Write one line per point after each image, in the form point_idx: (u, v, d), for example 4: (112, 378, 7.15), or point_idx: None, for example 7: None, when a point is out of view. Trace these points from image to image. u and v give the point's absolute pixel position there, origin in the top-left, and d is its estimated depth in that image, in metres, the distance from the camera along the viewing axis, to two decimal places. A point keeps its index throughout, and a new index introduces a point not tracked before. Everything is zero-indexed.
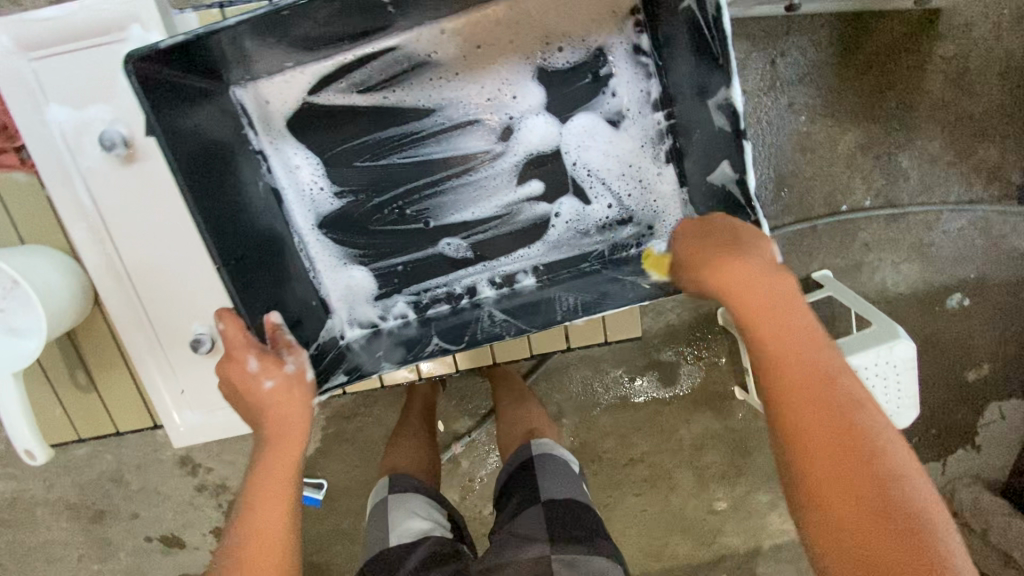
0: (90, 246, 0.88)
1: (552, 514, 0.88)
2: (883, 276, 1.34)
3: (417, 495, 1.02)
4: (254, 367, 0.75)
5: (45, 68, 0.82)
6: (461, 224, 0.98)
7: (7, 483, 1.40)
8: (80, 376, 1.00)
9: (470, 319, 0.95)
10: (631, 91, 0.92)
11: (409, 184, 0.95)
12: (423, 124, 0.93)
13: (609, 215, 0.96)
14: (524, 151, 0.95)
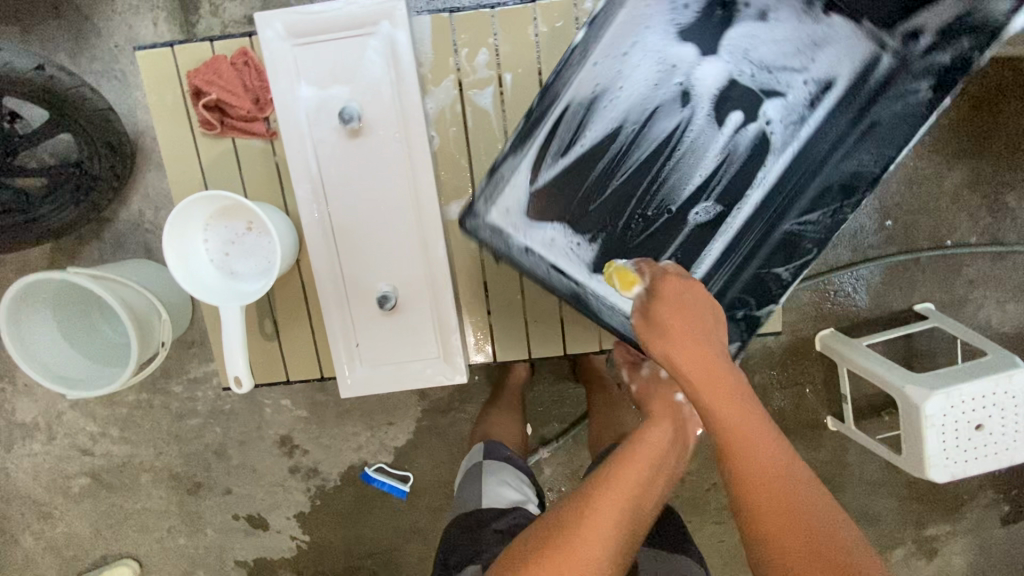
0: (306, 208, 0.80)
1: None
2: (987, 314, 1.33)
3: (508, 466, 0.94)
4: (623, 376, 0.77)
5: (306, 52, 0.77)
6: (703, 204, 0.92)
7: (121, 447, 1.47)
8: (267, 325, 0.87)
9: (775, 243, 0.91)
10: (738, 50, 0.87)
11: (625, 174, 0.91)
12: (607, 124, 0.89)
13: (811, 91, 0.88)
14: (694, 112, 0.89)
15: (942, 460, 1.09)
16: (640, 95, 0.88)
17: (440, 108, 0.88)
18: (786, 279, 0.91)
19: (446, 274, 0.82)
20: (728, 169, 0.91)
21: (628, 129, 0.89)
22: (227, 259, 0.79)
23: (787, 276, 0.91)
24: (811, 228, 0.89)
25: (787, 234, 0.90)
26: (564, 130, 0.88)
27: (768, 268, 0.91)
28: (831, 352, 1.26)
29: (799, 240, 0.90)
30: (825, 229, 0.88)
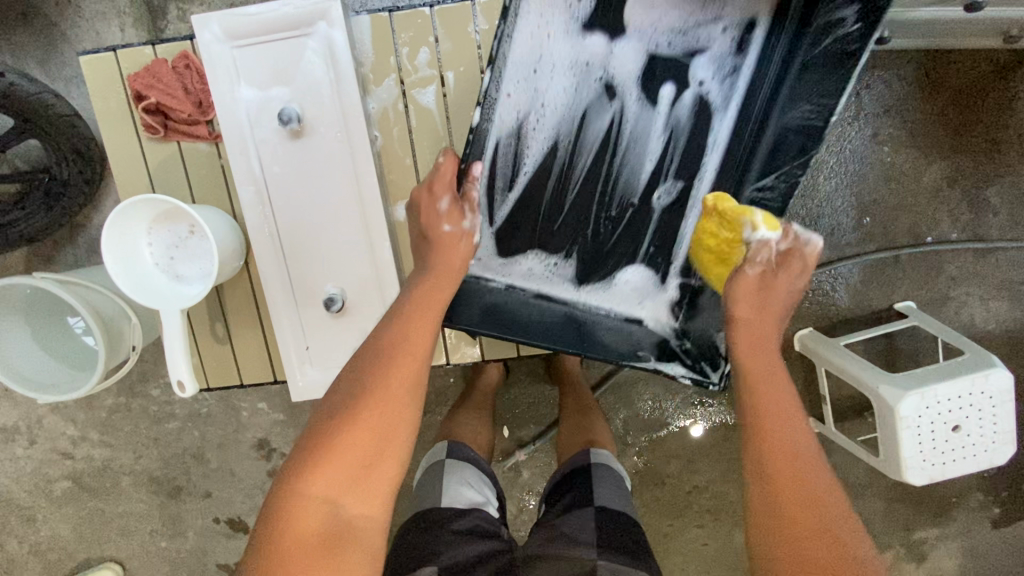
0: (253, 209, 0.80)
1: (606, 522, 0.77)
2: (971, 312, 1.30)
3: (471, 466, 0.92)
4: (444, 206, 0.80)
5: (246, 56, 0.77)
6: (666, 191, 0.93)
7: (101, 451, 1.48)
8: (218, 328, 0.88)
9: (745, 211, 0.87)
10: (637, 46, 0.88)
11: (577, 170, 0.93)
12: (552, 134, 0.91)
13: (732, 38, 0.87)
14: (620, 103, 0.90)
15: (918, 463, 1.07)
16: (569, 100, 0.90)
17: (383, 107, 0.85)
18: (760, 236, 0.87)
19: (394, 276, 0.82)
20: (676, 156, 0.92)
21: (566, 132, 0.91)
22: (173, 262, 0.81)
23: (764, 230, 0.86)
24: (771, 187, 0.86)
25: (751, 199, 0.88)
26: (510, 151, 0.90)
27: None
28: (810, 352, 1.23)
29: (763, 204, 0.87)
30: (784, 195, 0.86)
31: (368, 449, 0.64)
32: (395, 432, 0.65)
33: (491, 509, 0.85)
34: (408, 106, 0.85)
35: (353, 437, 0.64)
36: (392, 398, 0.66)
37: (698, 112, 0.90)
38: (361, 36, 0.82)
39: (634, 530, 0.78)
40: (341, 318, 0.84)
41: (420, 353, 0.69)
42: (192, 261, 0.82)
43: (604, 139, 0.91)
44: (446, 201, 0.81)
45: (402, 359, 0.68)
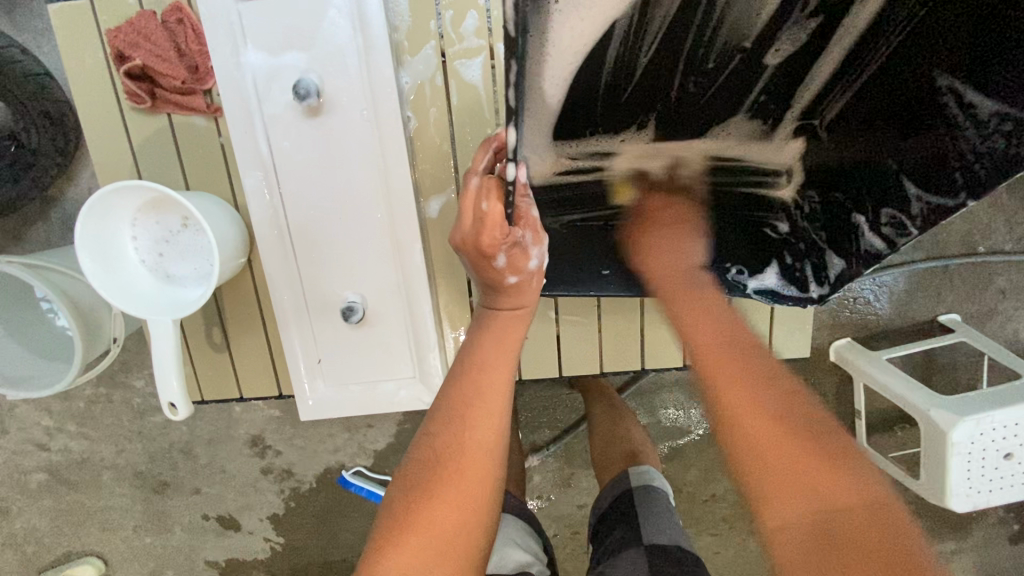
0: (257, 198, 0.69)
1: (662, 559, 0.66)
2: (1016, 328, 1.22)
3: (509, 517, 0.83)
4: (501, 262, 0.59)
5: (255, 12, 0.63)
6: (811, 82, 0.69)
7: (80, 443, 1.36)
8: (215, 333, 0.79)
9: (877, 164, 0.69)
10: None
11: (671, 46, 0.64)
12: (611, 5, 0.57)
13: None
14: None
15: (964, 491, 1.01)
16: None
17: (418, 83, 0.70)
18: (912, 212, 0.67)
19: (422, 282, 0.73)
20: (858, 29, 0.62)
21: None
22: (162, 259, 0.73)
23: (916, 211, 0.67)
24: (991, 122, 0.57)
25: (941, 125, 0.61)
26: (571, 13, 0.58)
27: (899, 172, 0.67)
28: (847, 364, 1.16)
29: (970, 156, 0.60)
30: (994, 155, 0.58)
31: (459, 523, 0.52)
32: (475, 466, 0.53)
33: (539, 569, 0.76)
34: (448, 81, 0.71)
35: (438, 512, 0.51)
36: (475, 472, 0.53)
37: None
38: None
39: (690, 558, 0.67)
40: (359, 328, 0.74)
41: (500, 401, 0.56)
42: (184, 259, 0.73)
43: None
44: (502, 255, 0.58)
45: (480, 416, 0.55)
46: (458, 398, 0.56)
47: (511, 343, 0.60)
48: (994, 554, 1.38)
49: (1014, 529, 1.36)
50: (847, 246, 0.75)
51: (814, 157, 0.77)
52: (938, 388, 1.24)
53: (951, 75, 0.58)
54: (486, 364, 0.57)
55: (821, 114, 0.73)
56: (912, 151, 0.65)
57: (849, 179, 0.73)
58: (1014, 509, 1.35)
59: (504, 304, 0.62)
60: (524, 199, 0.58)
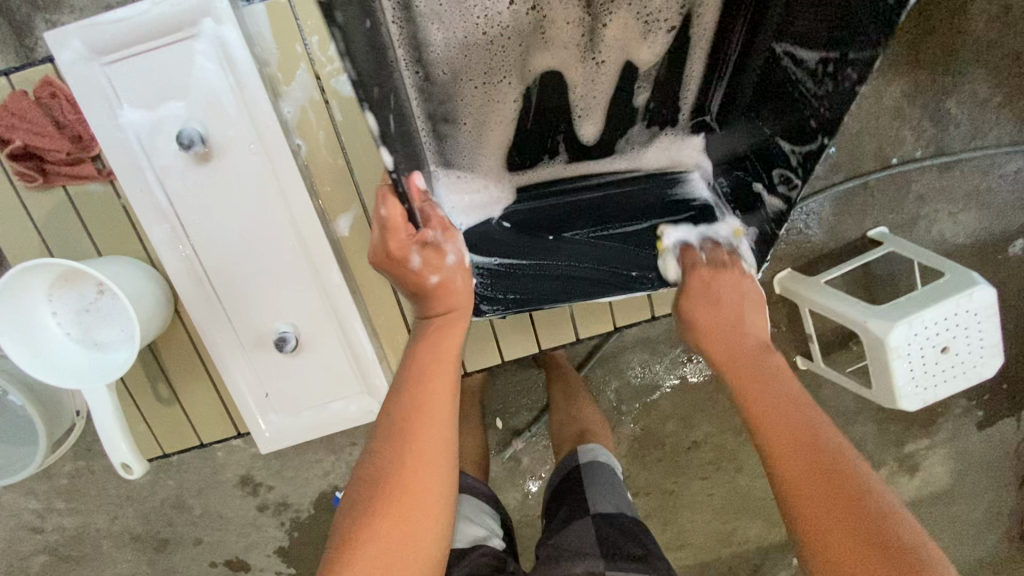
0: (168, 252, 0.71)
1: (608, 529, 0.72)
2: (941, 229, 1.27)
3: (470, 497, 0.87)
4: (418, 261, 0.66)
5: (124, 73, 0.65)
6: (687, 91, 0.74)
7: (72, 519, 1.34)
8: (161, 388, 0.81)
9: (757, 134, 0.72)
10: (630, 17, 0.64)
11: (553, 112, 0.72)
12: (496, 96, 0.68)
13: (672, 27, 0.66)
14: (584, 33, 0.65)
15: (912, 389, 1.07)
16: (500, 39, 0.63)
17: (300, 109, 0.73)
18: (793, 165, 0.67)
19: (349, 302, 0.76)
20: (703, 48, 0.69)
21: (513, 72, 0.66)
22: (86, 328, 0.75)
23: (796, 164, 0.67)
24: (821, 69, 0.60)
25: (794, 89, 0.64)
26: (475, 110, 0.69)
27: (773, 134, 0.69)
28: (790, 294, 1.20)
29: (817, 101, 0.62)
30: (833, 95, 0.59)
31: (409, 533, 0.54)
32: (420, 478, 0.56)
33: (495, 541, 0.80)
34: (328, 100, 0.73)
35: (381, 526, 0.53)
36: (420, 487, 0.55)
37: (699, 11, 0.65)
38: (258, 29, 0.69)
39: (637, 529, 0.74)
40: (297, 355, 0.77)
41: (444, 414, 0.59)
42: (107, 324, 0.75)
43: (557, 78, 0.68)
44: (416, 254, 0.66)
45: (424, 435, 0.57)
46: (405, 412, 0.59)
47: (450, 356, 0.64)
48: (964, 443, 1.43)
49: (977, 416, 1.41)
50: (761, 219, 0.75)
51: (713, 150, 0.80)
52: (880, 300, 1.29)
53: (784, 41, 0.64)
54: (428, 380, 0.61)
55: (708, 108, 0.76)
56: (780, 111, 0.67)
57: (737, 151, 0.77)
58: (975, 397, 1.39)
59: (436, 307, 0.68)
60: (427, 204, 0.66)
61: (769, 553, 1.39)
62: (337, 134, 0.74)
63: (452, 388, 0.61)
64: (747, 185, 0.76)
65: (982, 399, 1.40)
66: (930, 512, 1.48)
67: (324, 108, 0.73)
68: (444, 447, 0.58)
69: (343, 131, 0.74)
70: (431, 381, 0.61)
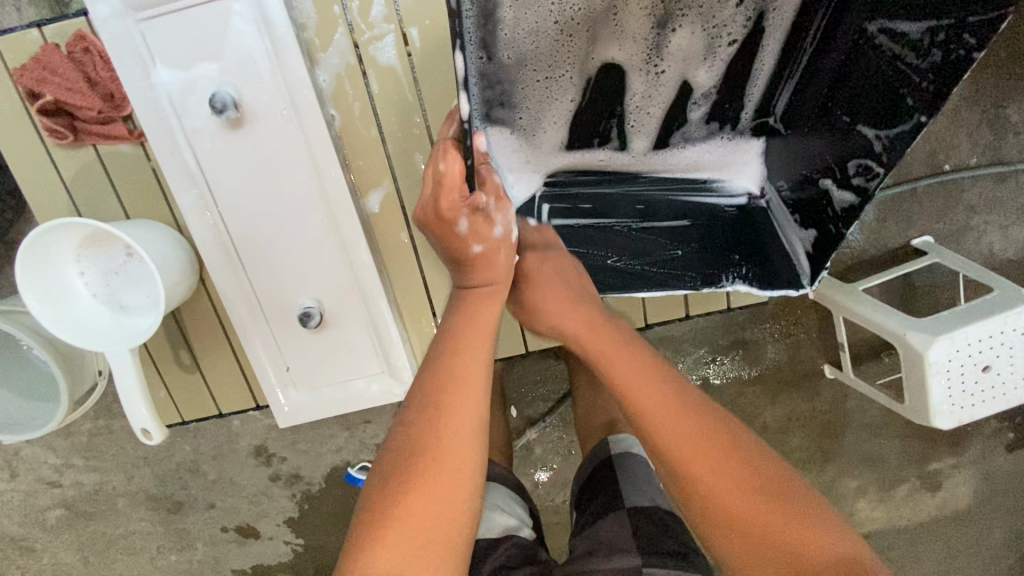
0: (196, 218, 0.70)
1: (641, 523, 0.70)
2: (990, 241, 1.21)
3: (498, 486, 0.85)
4: (465, 227, 0.63)
5: (159, 32, 0.63)
6: (757, 76, 0.68)
7: (90, 476, 1.37)
8: (183, 355, 0.83)
9: (834, 126, 0.69)
10: (694, 34, 0.62)
11: (605, 110, 0.69)
12: (557, 89, 0.65)
13: (736, 37, 0.63)
14: (653, 26, 0.60)
15: (948, 408, 1.02)
16: (570, 24, 0.58)
17: (335, 78, 0.73)
18: (876, 151, 0.65)
19: (375, 279, 0.74)
20: (774, 53, 0.66)
21: (576, 65, 0.63)
22: (111, 291, 0.76)
23: (882, 151, 0.65)
24: (925, 41, 0.55)
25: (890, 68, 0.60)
26: (533, 103, 0.66)
27: (855, 123, 0.66)
28: (824, 299, 1.13)
29: (920, 78, 0.58)
30: (941, 67, 0.55)
31: (441, 515, 0.53)
32: (453, 451, 0.55)
33: (525, 531, 0.78)
34: (366, 68, 0.73)
35: (417, 504, 0.52)
36: (453, 464, 0.55)
37: (773, 9, 0.61)
38: None
39: (671, 524, 0.71)
40: (319, 331, 0.76)
41: (476, 391, 0.58)
42: (134, 289, 0.77)
43: (618, 75, 0.65)
44: (463, 220, 0.62)
45: (457, 409, 0.57)
46: (441, 391, 0.58)
47: (485, 336, 0.62)
48: (992, 465, 1.37)
49: (1008, 438, 1.35)
50: (825, 218, 0.75)
51: (772, 149, 0.77)
52: (918, 312, 1.24)
53: (878, 20, 0.58)
54: (464, 356, 0.60)
55: (771, 108, 0.73)
56: (865, 95, 0.64)
57: (812, 159, 0.73)
58: (1008, 419, 1.34)
59: (474, 280, 0.66)
60: (484, 166, 0.64)
61: None
62: (372, 104, 0.74)
63: (489, 366, 0.61)
64: (814, 186, 0.75)
65: (1014, 422, 1.34)
66: (950, 534, 1.43)
67: (360, 78, 0.73)
68: (475, 424, 0.57)
69: (378, 102, 0.74)
70: (465, 359, 0.60)
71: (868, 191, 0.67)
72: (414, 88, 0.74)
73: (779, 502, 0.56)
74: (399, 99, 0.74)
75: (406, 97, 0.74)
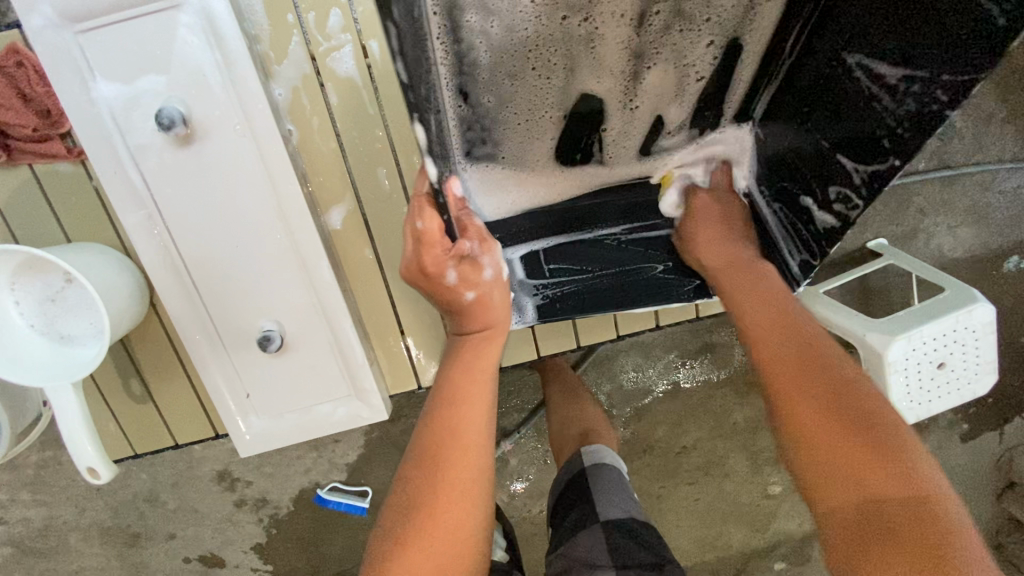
0: (145, 241, 0.67)
1: (617, 537, 0.69)
2: (939, 242, 1.26)
3: None
4: (453, 279, 0.63)
5: (100, 46, 0.60)
6: (734, 89, 0.70)
7: (37, 511, 1.28)
8: (134, 385, 0.79)
9: (811, 145, 0.68)
10: (667, 71, 0.64)
11: (582, 143, 0.71)
12: (539, 123, 0.66)
13: (706, 65, 0.65)
14: (628, 63, 0.61)
15: (907, 404, 1.05)
16: (548, 54, 0.59)
17: (292, 92, 0.71)
18: (856, 183, 0.63)
19: (337, 299, 0.72)
20: (745, 78, 0.69)
21: (554, 98, 0.63)
22: (52, 320, 0.72)
23: (859, 183, 0.63)
24: (901, 85, 0.54)
25: (866, 98, 0.59)
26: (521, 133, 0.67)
27: (835, 150, 0.64)
28: None
29: (891, 119, 0.57)
30: (915, 114, 0.54)
31: (444, 571, 0.52)
32: (449, 505, 0.54)
33: (501, 552, 0.78)
34: (324, 81, 0.71)
35: (414, 556, 0.52)
36: (454, 517, 0.54)
37: (748, 32, 0.63)
38: (250, 4, 0.67)
39: (647, 536, 0.71)
40: (280, 356, 0.74)
41: (478, 433, 0.58)
42: (76, 317, 0.72)
43: (596, 108, 0.66)
44: (452, 270, 0.63)
45: (457, 458, 0.56)
46: (438, 437, 0.57)
47: (485, 375, 0.62)
48: (950, 456, 1.43)
49: (963, 429, 1.41)
50: (805, 235, 0.72)
51: (762, 139, 0.75)
52: (875, 311, 1.28)
53: (858, 52, 0.58)
54: (460, 400, 0.59)
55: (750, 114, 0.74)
56: (843, 116, 0.62)
57: (793, 166, 0.71)
58: (962, 411, 1.39)
59: (471, 324, 0.66)
60: (464, 212, 0.64)
61: (754, 560, 1.38)
62: (332, 117, 0.72)
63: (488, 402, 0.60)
64: (794, 199, 0.72)
65: (968, 413, 1.40)
66: None
67: (321, 95, 0.71)
68: (477, 474, 0.56)
69: (340, 115, 0.72)
70: (462, 404, 0.59)
71: (847, 220, 0.65)
72: (374, 100, 0.72)
73: (873, 458, 0.48)
74: (359, 111, 0.72)
75: (365, 108, 0.72)
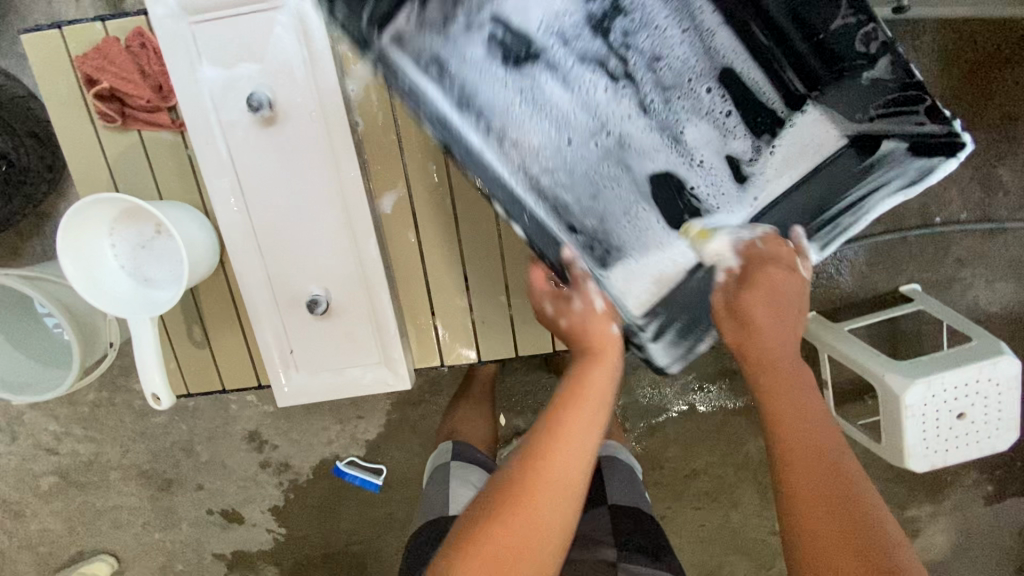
0: (223, 205, 0.76)
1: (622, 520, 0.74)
2: (976, 294, 1.25)
3: (480, 470, 0.93)
4: (552, 309, 0.71)
5: (210, 34, 0.70)
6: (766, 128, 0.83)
7: (86, 446, 1.41)
8: (196, 331, 0.88)
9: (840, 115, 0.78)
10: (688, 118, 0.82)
11: (661, 179, 0.83)
12: (611, 161, 0.82)
13: (715, 102, 0.81)
14: (641, 110, 0.81)
15: (923, 451, 1.05)
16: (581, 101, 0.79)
17: (363, 88, 0.79)
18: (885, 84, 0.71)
19: (379, 273, 0.79)
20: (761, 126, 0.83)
21: (605, 136, 0.81)
22: (138, 264, 0.82)
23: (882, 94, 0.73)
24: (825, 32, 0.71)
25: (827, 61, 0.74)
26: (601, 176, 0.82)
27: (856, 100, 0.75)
28: (812, 336, 1.18)
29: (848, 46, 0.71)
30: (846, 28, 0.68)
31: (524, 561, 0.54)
32: (538, 498, 0.56)
33: None
34: None
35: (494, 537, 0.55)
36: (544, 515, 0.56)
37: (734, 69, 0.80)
38: None
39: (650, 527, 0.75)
40: (324, 320, 0.82)
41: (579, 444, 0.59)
42: (159, 264, 0.82)
43: (645, 147, 0.83)
44: (548, 305, 0.72)
45: (553, 460, 0.58)
46: (543, 440, 0.59)
47: (601, 393, 0.63)
48: (972, 517, 1.38)
49: (988, 491, 1.36)
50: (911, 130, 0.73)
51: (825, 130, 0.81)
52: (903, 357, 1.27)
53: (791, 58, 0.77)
54: (570, 410, 0.61)
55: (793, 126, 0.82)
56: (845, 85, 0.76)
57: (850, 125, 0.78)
58: (988, 471, 1.35)
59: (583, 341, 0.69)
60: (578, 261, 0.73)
61: None
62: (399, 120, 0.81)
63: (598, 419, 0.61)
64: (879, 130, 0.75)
65: (995, 474, 1.35)
66: None
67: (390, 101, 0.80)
68: (571, 482, 0.58)
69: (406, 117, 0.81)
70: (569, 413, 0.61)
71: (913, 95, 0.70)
72: None
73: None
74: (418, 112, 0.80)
75: None
